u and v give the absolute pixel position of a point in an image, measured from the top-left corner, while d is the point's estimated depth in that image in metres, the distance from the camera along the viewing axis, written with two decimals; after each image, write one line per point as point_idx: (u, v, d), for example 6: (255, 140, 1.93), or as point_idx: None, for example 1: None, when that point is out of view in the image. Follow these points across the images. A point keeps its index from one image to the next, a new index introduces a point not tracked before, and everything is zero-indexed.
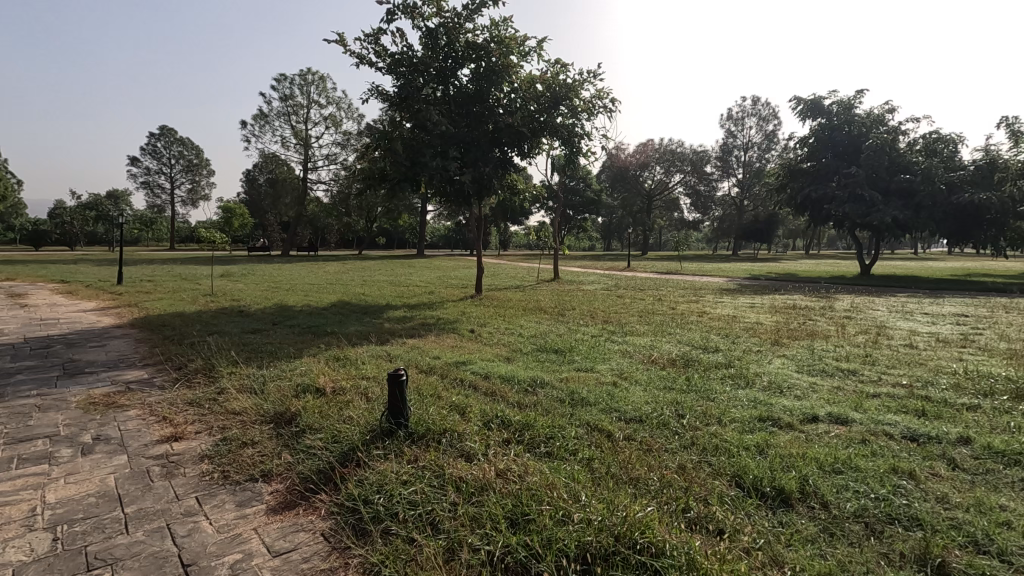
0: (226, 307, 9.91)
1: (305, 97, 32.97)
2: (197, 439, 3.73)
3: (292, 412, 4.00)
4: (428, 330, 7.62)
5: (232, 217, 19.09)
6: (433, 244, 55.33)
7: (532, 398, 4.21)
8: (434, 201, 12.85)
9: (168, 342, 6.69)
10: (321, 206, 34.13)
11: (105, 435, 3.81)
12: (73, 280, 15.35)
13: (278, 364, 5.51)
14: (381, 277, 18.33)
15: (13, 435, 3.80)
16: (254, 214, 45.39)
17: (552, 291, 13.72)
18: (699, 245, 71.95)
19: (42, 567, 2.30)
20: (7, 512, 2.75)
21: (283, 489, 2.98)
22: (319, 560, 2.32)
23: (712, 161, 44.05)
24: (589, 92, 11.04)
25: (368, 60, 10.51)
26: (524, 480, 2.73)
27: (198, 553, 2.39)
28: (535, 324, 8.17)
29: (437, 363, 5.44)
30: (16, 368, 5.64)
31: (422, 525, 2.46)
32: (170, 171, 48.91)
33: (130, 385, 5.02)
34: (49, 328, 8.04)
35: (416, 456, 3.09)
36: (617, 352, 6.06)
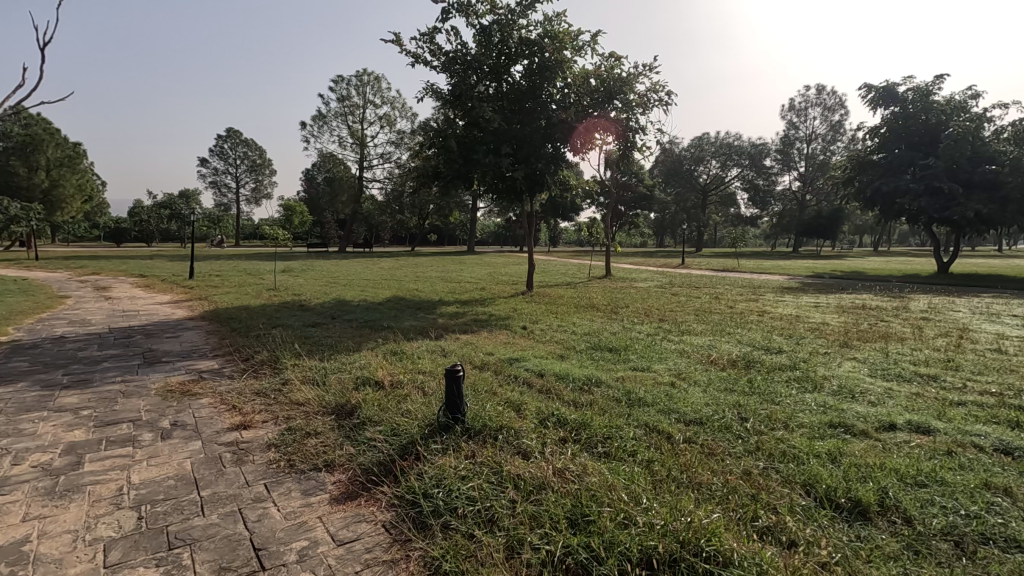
0: (288, 302, 10.31)
1: (361, 97, 33.87)
2: (264, 428, 3.89)
3: (352, 404, 4.11)
4: (481, 326, 7.66)
5: (293, 215, 19.87)
6: (482, 240, 55.78)
7: (588, 396, 4.16)
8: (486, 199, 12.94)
9: (236, 335, 7.04)
10: (375, 204, 35.01)
11: (181, 421, 4.04)
12: (150, 274, 16.39)
13: (339, 357, 5.69)
14: (433, 273, 18.59)
15: (101, 419, 4.10)
16: (313, 212, 47.10)
17: (604, 288, 13.51)
18: (756, 241, 69.22)
19: (129, 544, 2.46)
20: (98, 490, 2.96)
21: (346, 479, 3.06)
22: (381, 552, 2.36)
23: (772, 154, 42.27)
24: (645, 85, 10.81)
25: (424, 60, 10.63)
26: (583, 480, 2.69)
27: (268, 537, 2.49)
28: (589, 322, 8.07)
29: (491, 359, 5.46)
30: (102, 356, 6.07)
31: (480, 522, 2.47)
32: (235, 171, 51.43)
33: (203, 374, 5.31)
34: (131, 319, 8.62)
35: (474, 452, 3.11)
36: (674, 352, 5.91)
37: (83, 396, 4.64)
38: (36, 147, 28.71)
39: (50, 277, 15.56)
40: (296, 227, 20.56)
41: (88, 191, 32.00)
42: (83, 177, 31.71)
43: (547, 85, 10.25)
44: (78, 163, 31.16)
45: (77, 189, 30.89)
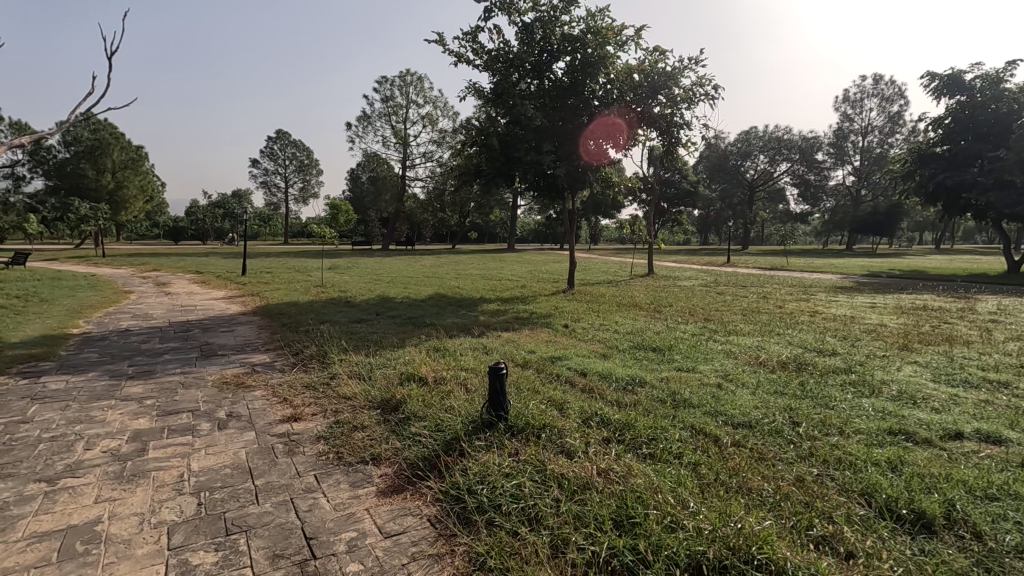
0: (335, 298, 10.60)
1: (404, 98, 34.44)
2: (313, 421, 4.01)
3: (397, 399, 4.19)
4: (522, 324, 7.67)
5: (338, 213, 20.36)
6: (522, 237, 55.92)
7: (632, 397, 4.11)
8: (527, 196, 12.94)
9: (286, 330, 7.29)
10: (417, 202, 35.59)
11: (236, 412, 4.22)
12: (206, 271, 17.17)
13: (383, 352, 5.81)
14: (474, 270, 18.72)
15: (163, 408, 4.32)
16: (358, 211, 48.30)
17: (646, 286, 13.29)
18: (807, 239, 66.69)
19: (190, 528, 2.58)
20: (161, 476, 3.12)
21: (392, 472, 3.12)
22: (426, 545, 2.40)
23: (824, 148, 40.61)
24: (691, 79, 10.57)
25: (466, 59, 10.71)
26: (628, 482, 2.65)
27: (318, 527, 2.57)
28: (631, 320, 7.96)
29: (532, 357, 5.46)
30: (163, 349, 6.40)
31: (524, 520, 2.47)
32: (285, 171, 53.20)
33: (256, 367, 5.53)
34: (188, 314, 9.04)
35: (517, 450, 3.12)
36: (721, 352, 5.77)
37: (146, 386, 4.92)
38: (103, 151, 30.45)
39: (116, 273, 16.50)
40: (341, 225, 21.14)
41: (151, 192, 33.66)
42: (146, 178, 33.38)
43: (590, 81, 10.13)
44: (142, 165, 32.81)
45: (140, 190, 32.58)
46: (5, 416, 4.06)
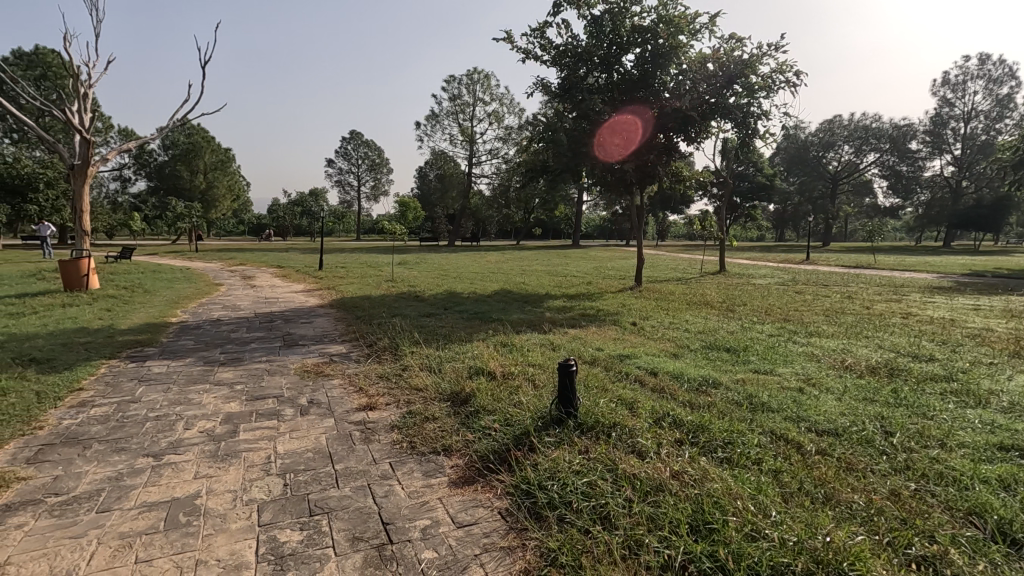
0: (405, 293, 10.94)
1: (471, 96, 34.91)
2: (387, 410, 4.16)
3: (466, 392, 4.26)
4: (588, 321, 7.59)
5: (407, 210, 20.92)
6: (587, 234, 55.42)
7: (706, 398, 3.96)
8: (593, 192, 12.76)
9: (360, 322, 7.60)
10: (483, 199, 36.05)
11: (316, 399, 4.45)
12: (287, 265, 18.22)
13: (452, 346, 5.94)
14: (540, 267, 18.72)
15: (252, 393, 4.63)
16: (426, 208, 49.63)
17: (719, 284, 12.81)
18: (897, 235, 61.87)
19: (278, 507, 2.75)
20: (252, 456, 3.35)
21: (463, 464, 3.18)
22: (498, 538, 2.43)
23: (919, 136, 37.49)
24: (769, 66, 10.04)
25: (534, 55, 10.69)
26: (702, 486, 2.56)
27: (394, 513, 2.66)
28: (702, 319, 7.70)
29: (601, 355, 5.40)
30: (250, 338, 6.85)
31: (596, 518, 2.45)
32: (357, 170, 55.48)
33: (333, 357, 5.80)
34: (272, 306, 9.62)
35: (587, 448, 3.09)
36: (801, 355, 5.45)
37: (237, 372, 5.29)
38: (196, 153, 32.86)
39: (208, 267, 17.81)
40: (410, 222, 21.77)
41: (238, 192, 36.00)
42: (234, 179, 35.57)
43: (660, 72, 9.85)
44: (231, 167, 35.14)
45: (228, 190, 34.79)
46: (117, 396, 4.49)
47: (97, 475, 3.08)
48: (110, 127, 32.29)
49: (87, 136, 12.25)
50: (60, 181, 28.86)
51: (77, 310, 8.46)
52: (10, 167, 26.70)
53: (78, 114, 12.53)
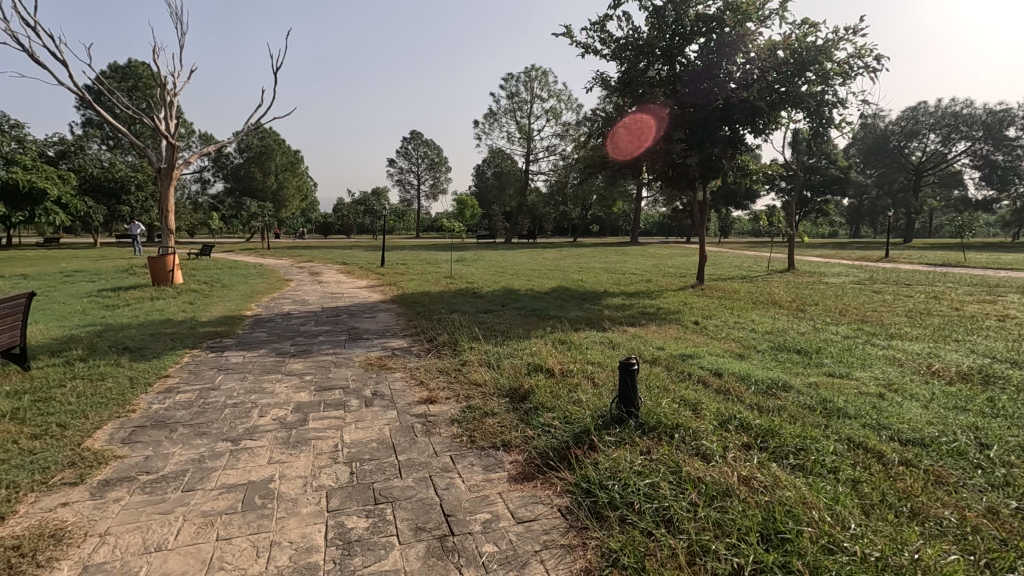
0: (463, 289, 11.09)
1: (529, 93, 34.90)
2: (447, 404, 4.23)
3: (524, 389, 4.27)
4: (648, 320, 7.43)
5: (465, 208, 21.17)
6: (646, 231, 54.34)
7: (775, 402, 3.78)
8: (654, 187, 12.46)
9: (421, 317, 7.78)
10: (540, 196, 36.01)
11: (380, 391, 4.59)
12: (351, 262, 18.92)
13: (510, 342, 5.97)
14: (597, 264, 18.51)
15: (319, 383, 4.84)
16: (483, 206, 50.18)
17: (787, 283, 12.20)
18: (990, 229, 56.80)
19: (345, 493, 2.85)
20: (320, 444, 3.50)
21: (522, 460, 3.19)
22: (558, 535, 2.42)
23: (1018, 122, 34.17)
24: (847, 51, 9.44)
25: (593, 49, 10.55)
26: (774, 493, 2.44)
27: (456, 506, 2.70)
28: (771, 319, 7.36)
29: (662, 354, 5.27)
30: (318, 331, 7.17)
31: (660, 521, 2.39)
32: (417, 170, 56.83)
33: (395, 351, 5.97)
34: (337, 301, 10.02)
35: (649, 448, 3.02)
36: (881, 358, 5.10)
37: (306, 363, 5.54)
38: (269, 156, 34.69)
39: (279, 263, 18.73)
40: (468, 219, 22.04)
41: (306, 193, 37.76)
42: (302, 180, 37.18)
43: (726, 62, 9.45)
44: (300, 168, 36.93)
45: (297, 190, 36.44)
46: (200, 383, 4.81)
47: (182, 457, 3.31)
48: (192, 133, 34.69)
49: (172, 141, 13.18)
50: (149, 184, 31.30)
51: (164, 303, 9.14)
52: (106, 172, 29.21)
53: (164, 120, 13.50)
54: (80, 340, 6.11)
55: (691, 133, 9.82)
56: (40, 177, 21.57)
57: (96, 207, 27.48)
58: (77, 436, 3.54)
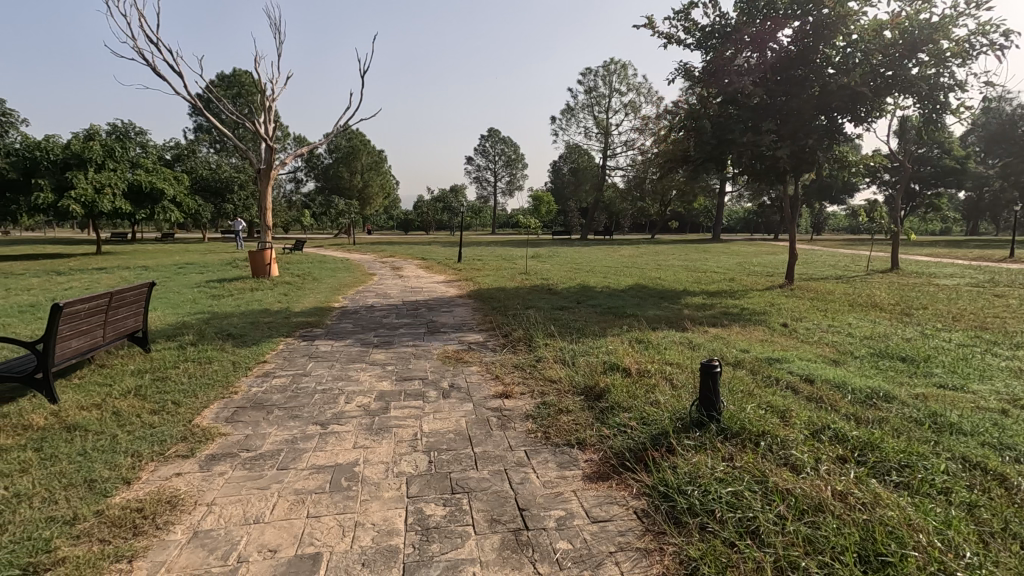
0: (539, 285, 11.11)
1: (607, 87, 34.36)
2: (522, 399, 4.27)
3: (600, 387, 4.21)
4: (732, 320, 7.11)
5: (541, 204, 21.20)
6: (730, 227, 51.96)
7: (875, 413, 3.48)
8: (739, 181, 11.87)
9: (496, 313, 7.89)
10: (617, 191, 35.37)
11: (456, 384, 4.71)
12: (431, 257, 19.52)
13: (586, 340, 5.91)
14: (677, 262, 17.85)
15: (400, 374, 5.04)
16: (559, 202, 50.06)
17: (890, 284, 11.20)
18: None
19: (424, 481, 2.95)
20: (401, 432, 3.64)
21: (597, 459, 3.15)
22: (634, 538, 2.37)
23: None
24: (967, 28, 8.48)
25: (677, 38, 10.17)
26: (874, 512, 2.26)
27: (530, 500, 2.72)
28: (871, 324, 6.79)
29: (746, 357, 5.02)
30: (399, 323, 7.47)
31: (744, 532, 2.27)
32: (494, 167, 57.61)
33: (471, 345, 6.09)
34: (417, 295, 10.35)
35: (732, 455, 2.89)
36: (1004, 371, 4.55)
37: (388, 354, 5.78)
38: (355, 155, 36.52)
39: (363, 258, 19.67)
40: (543, 216, 22.05)
41: (389, 191, 39.39)
42: (386, 178, 38.76)
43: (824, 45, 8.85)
44: (383, 167, 38.61)
45: (381, 188, 38.05)
46: (293, 368, 5.17)
47: (277, 437, 3.56)
48: (288, 135, 37.18)
49: (270, 143, 14.22)
50: (250, 184, 33.93)
51: (262, 294, 9.87)
52: (214, 173, 31.97)
53: (263, 124, 14.54)
54: (191, 326, 6.72)
55: (782, 122, 9.22)
56: (159, 178, 23.96)
57: (205, 205, 30.14)
58: (188, 413, 3.91)
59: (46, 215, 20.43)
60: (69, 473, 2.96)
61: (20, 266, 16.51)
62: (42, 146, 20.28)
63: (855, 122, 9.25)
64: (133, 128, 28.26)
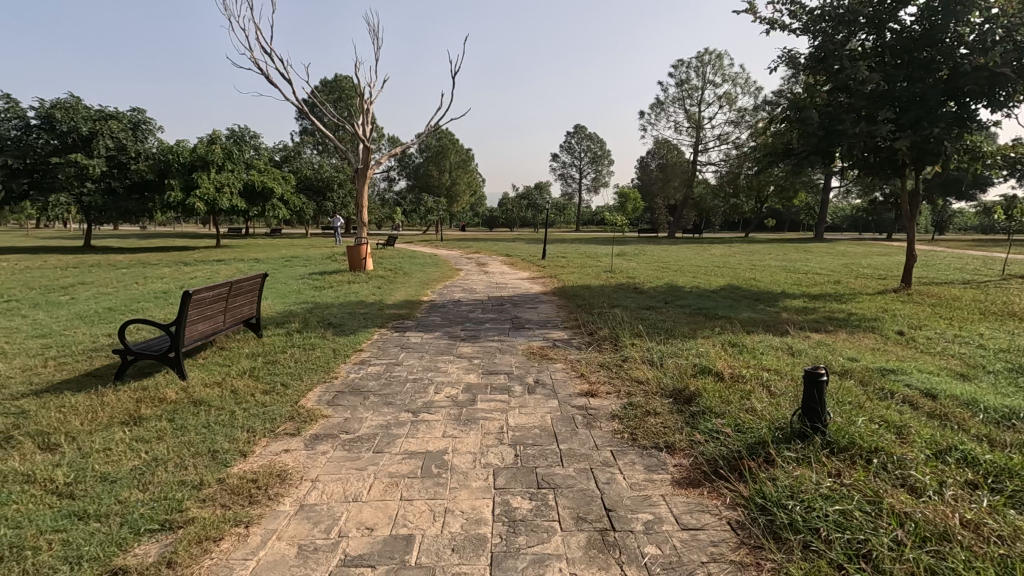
0: (624, 284, 10.89)
1: (700, 79, 32.93)
2: (608, 399, 4.21)
3: (690, 391, 4.06)
4: (837, 326, 6.59)
5: (628, 202, 20.74)
6: (835, 225, 48.14)
7: (1015, 436, 3.08)
8: (849, 175, 10.89)
9: (581, 310, 7.83)
10: (708, 187, 33.88)
11: (542, 380, 4.74)
12: (515, 254, 19.73)
13: (675, 341, 5.72)
14: (774, 262, 16.81)
15: (486, 367, 5.16)
16: (647, 200, 48.82)
17: None
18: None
19: (510, 474, 2.99)
20: (488, 425, 3.71)
21: (687, 464, 3.05)
22: (728, 550, 2.27)
23: None
24: None
25: (781, 24, 9.53)
26: (1015, 549, 2.00)
27: (616, 501, 2.68)
28: (1007, 335, 6.02)
29: (855, 366, 4.62)
30: (485, 318, 7.62)
31: (853, 555, 2.10)
32: (580, 163, 57.20)
33: (556, 342, 6.10)
34: (502, 290, 10.52)
35: (840, 471, 2.68)
36: None
37: (474, 348, 5.91)
38: (444, 155, 37.73)
39: (450, 254, 20.25)
40: (629, 213, 21.56)
41: (475, 189, 40.28)
42: (472, 176, 39.65)
43: (955, 23, 7.95)
44: (470, 165, 39.66)
45: (468, 186, 38.97)
46: (387, 358, 5.44)
47: (373, 421, 3.77)
48: (382, 136, 39.06)
49: (368, 144, 14.93)
50: (348, 183, 35.95)
51: (358, 286, 10.45)
52: (317, 172, 34.31)
53: (362, 126, 15.33)
54: (298, 315, 7.27)
55: (901, 110, 8.34)
56: (269, 178, 26.06)
57: (308, 203, 32.43)
58: (295, 395, 4.23)
59: (175, 212, 22.78)
60: (197, 442, 3.31)
61: (154, 257, 18.55)
62: (174, 150, 22.67)
63: (993, 107, 8.15)
64: (248, 132, 30.98)
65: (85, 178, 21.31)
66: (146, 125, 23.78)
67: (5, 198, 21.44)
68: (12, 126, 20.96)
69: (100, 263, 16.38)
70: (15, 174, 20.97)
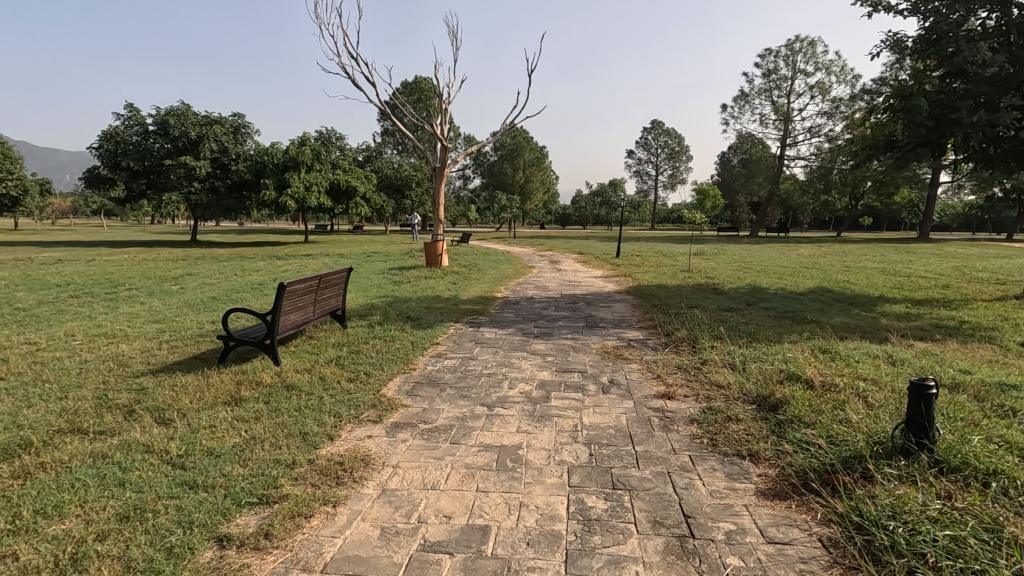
0: (703, 284, 10.50)
1: (790, 68, 31.05)
2: (686, 402, 4.07)
3: (776, 398, 3.85)
4: (946, 335, 6.00)
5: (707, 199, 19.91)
6: (944, 224, 43.73)
7: None
8: (962, 169, 9.84)
9: (657, 311, 7.62)
10: (796, 183, 31.95)
11: (616, 380, 4.67)
12: (588, 253, 19.51)
13: (759, 345, 5.44)
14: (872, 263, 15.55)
15: (559, 365, 5.14)
16: (728, 197, 46.70)
17: None
18: None
19: (584, 473, 2.98)
20: (562, 422, 3.71)
21: (773, 475, 2.89)
22: (819, 568, 2.14)
23: None
24: None
25: (885, 5, 8.80)
26: None
27: (696, 507, 2.59)
28: None
29: (969, 380, 4.18)
30: (558, 316, 7.60)
31: None
32: (657, 160, 55.69)
33: (631, 342, 5.98)
34: (575, 288, 10.44)
35: (952, 494, 2.44)
36: None
37: (547, 345, 5.91)
38: (518, 153, 38.02)
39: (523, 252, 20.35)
40: (709, 210, 20.66)
41: (549, 187, 40.26)
42: (546, 173, 39.68)
43: None
44: (544, 163, 39.70)
45: (541, 184, 39.03)
46: (462, 352, 5.55)
47: (450, 413, 3.87)
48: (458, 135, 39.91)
49: (445, 143, 15.32)
50: (426, 181, 37.01)
51: (433, 282, 10.74)
52: (396, 172, 35.67)
53: (440, 126, 15.72)
54: (378, 308, 7.59)
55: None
56: (353, 177, 27.39)
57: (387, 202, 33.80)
58: (377, 384, 4.43)
59: (270, 210, 24.48)
60: (289, 424, 3.55)
61: (250, 251, 20.00)
62: (270, 152, 24.35)
63: None
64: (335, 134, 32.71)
65: (193, 178, 23.34)
66: (245, 129, 25.69)
67: (128, 197, 24.02)
68: (133, 131, 23.57)
69: (203, 256, 17.88)
70: (136, 174, 23.49)
